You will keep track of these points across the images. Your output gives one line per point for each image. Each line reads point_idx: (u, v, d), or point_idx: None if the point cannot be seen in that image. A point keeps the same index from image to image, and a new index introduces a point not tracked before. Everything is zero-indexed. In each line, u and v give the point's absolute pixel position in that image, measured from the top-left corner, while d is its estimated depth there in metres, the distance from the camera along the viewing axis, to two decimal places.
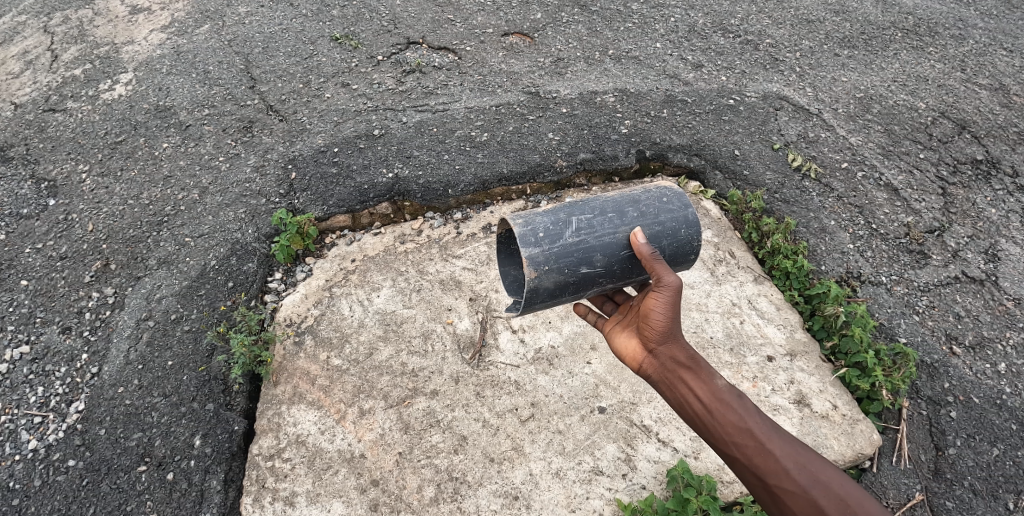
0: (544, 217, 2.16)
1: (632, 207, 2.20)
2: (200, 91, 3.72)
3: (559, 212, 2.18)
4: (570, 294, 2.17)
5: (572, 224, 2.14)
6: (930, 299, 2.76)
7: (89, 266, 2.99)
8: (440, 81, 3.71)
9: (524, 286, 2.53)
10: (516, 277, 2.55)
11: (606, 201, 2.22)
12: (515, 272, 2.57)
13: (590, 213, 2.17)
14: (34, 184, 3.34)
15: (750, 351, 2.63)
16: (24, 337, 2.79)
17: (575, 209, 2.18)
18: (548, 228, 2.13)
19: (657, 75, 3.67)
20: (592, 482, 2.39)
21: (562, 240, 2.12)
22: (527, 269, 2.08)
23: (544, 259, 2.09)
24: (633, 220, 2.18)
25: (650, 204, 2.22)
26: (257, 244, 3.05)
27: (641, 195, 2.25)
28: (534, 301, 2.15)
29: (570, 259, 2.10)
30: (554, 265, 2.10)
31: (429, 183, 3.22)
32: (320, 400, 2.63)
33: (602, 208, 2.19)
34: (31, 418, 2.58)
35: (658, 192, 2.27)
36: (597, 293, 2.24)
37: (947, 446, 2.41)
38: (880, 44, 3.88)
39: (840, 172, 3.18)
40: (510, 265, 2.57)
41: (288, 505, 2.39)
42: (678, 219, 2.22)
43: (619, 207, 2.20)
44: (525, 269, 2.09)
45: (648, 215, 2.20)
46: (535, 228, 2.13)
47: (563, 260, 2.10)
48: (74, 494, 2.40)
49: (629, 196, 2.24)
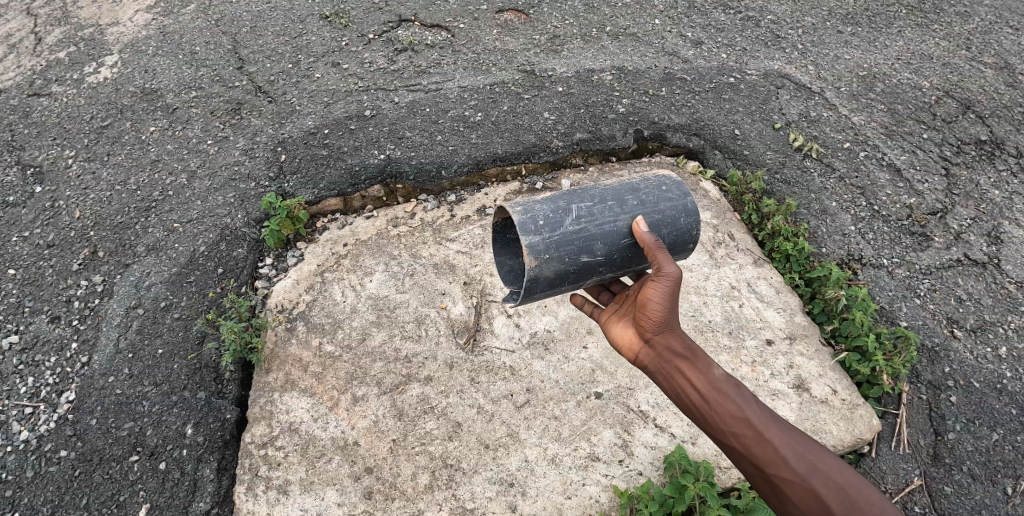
0: (544, 204, 2.10)
1: (632, 195, 2.16)
2: (187, 73, 3.63)
3: (559, 200, 2.12)
4: (569, 283, 2.11)
5: (572, 212, 2.09)
6: (932, 282, 2.71)
7: (77, 254, 2.94)
8: (434, 60, 3.63)
9: (520, 277, 2.46)
10: (512, 266, 2.49)
11: (607, 191, 2.16)
12: (510, 262, 2.49)
13: (590, 200, 2.12)
14: (21, 171, 3.26)
15: (749, 335, 2.59)
16: (13, 327, 2.74)
17: (576, 198, 2.13)
18: (548, 216, 2.07)
19: (656, 52, 3.58)
20: (589, 468, 2.35)
21: (564, 228, 2.06)
22: (527, 257, 2.02)
23: (544, 247, 2.03)
24: (634, 209, 2.12)
25: (651, 194, 2.17)
26: (248, 230, 3.00)
27: (641, 183, 2.20)
28: (533, 291, 2.09)
29: (571, 247, 2.05)
30: (554, 254, 2.04)
31: (422, 164, 3.16)
32: (313, 387, 2.59)
33: (601, 196, 2.13)
34: (22, 409, 2.54)
35: (658, 182, 2.22)
36: (595, 283, 2.18)
37: (946, 430, 2.38)
38: (884, 21, 3.78)
39: (842, 152, 3.12)
40: (502, 255, 2.50)
41: (282, 493, 2.36)
42: (678, 208, 2.17)
43: (619, 195, 2.15)
44: (525, 258, 2.03)
45: (650, 206, 2.14)
46: (536, 217, 2.07)
47: (564, 249, 2.05)
48: (67, 485, 2.38)
49: (629, 185, 2.18)
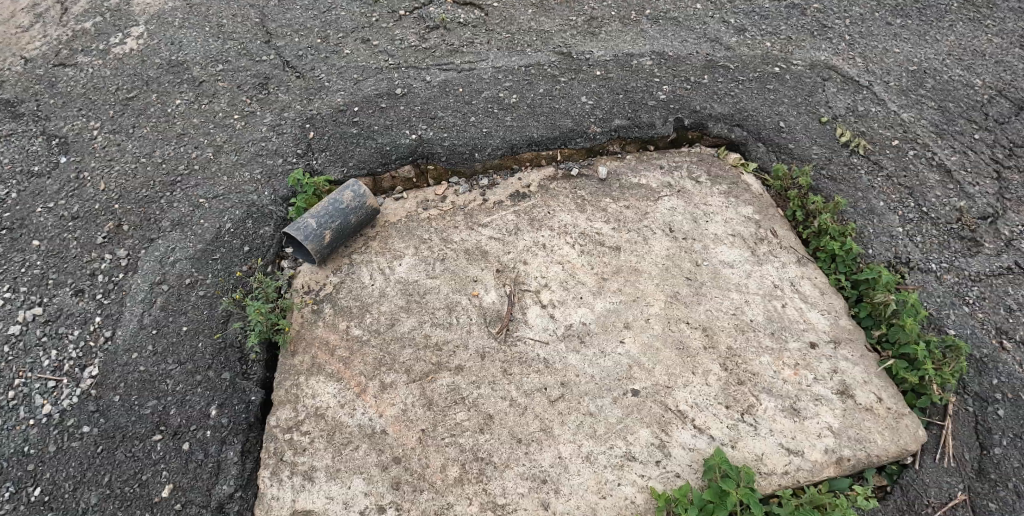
0: (314, 224, 2.69)
1: (338, 202, 2.75)
2: (213, 46, 3.53)
3: (310, 216, 2.70)
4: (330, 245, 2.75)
5: (322, 226, 2.70)
6: (981, 289, 2.61)
7: (101, 227, 2.87)
8: (466, 39, 3.52)
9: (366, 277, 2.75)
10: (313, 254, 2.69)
11: (345, 212, 2.75)
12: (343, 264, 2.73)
13: (327, 217, 2.71)
14: (45, 141, 3.18)
15: (792, 336, 2.52)
16: (36, 299, 2.68)
17: (328, 217, 2.71)
18: (315, 229, 2.69)
19: (697, 38, 3.46)
20: (624, 467, 2.27)
21: (321, 236, 2.69)
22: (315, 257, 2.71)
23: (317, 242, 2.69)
24: (336, 207, 2.73)
25: (365, 207, 2.81)
26: (274, 208, 2.92)
27: (341, 198, 2.76)
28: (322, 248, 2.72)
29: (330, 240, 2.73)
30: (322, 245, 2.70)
31: (454, 146, 3.07)
32: (340, 372, 2.53)
33: (331, 212, 2.72)
34: (45, 382, 2.49)
35: (351, 189, 2.78)
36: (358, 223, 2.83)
37: (992, 445, 2.30)
38: (935, 14, 3.62)
39: (891, 150, 3.00)
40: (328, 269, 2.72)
41: (307, 479, 2.31)
42: (354, 200, 2.77)
43: (336, 208, 2.73)
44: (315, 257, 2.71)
45: (352, 208, 2.77)
46: (317, 241, 2.69)
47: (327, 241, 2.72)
48: (89, 461, 2.33)
49: (340, 201, 2.75)
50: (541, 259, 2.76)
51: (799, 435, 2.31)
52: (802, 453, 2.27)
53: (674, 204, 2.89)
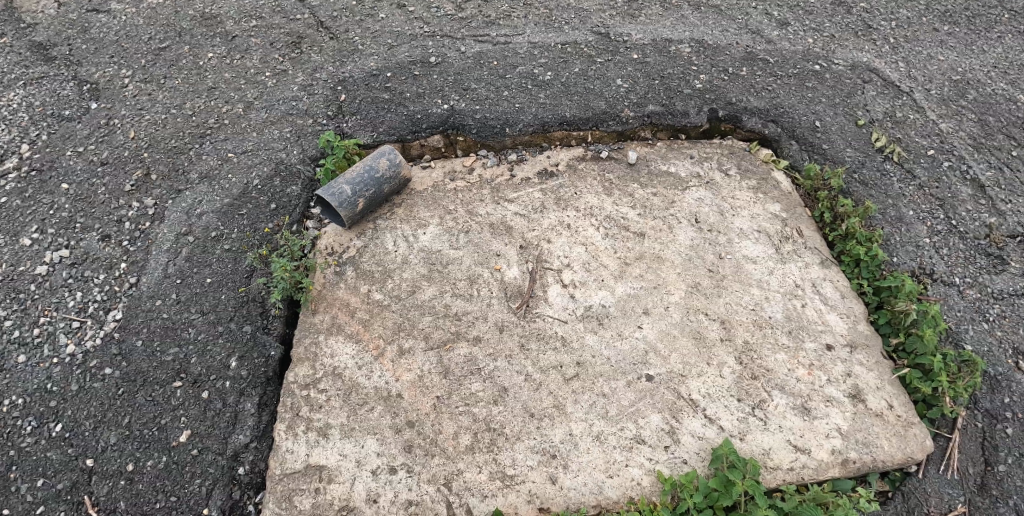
0: (347, 190, 2.72)
1: (372, 170, 2.77)
2: (248, 1, 3.53)
3: (344, 182, 2.73)
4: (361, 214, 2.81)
5: (356, 193, 2.73)
6: (1003, 307, 2.60)
7: (129, 175, 2.90)
8: (504, 11, 3.49)
9: (398, 243, 2.79)
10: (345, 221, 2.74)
11: (379, 182, 2.78)
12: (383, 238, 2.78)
13: (360, 185, 2.74)
14: (77, 86, 3.20)
15: (809, 337, 2.53)
16: (64, 242, 2.72)
17: (363, 185, 2.75)
18: (348, 195, 2.71)
19: (738, 28, 3.42)
20: (633, 450, 2.31)
21: (355, 202, 2.73)
22: (348, 224, 2.76)
23: (350, 209, 2.73)
24: (370, 176, 2.76)
25: (398, 177, 2.84)
26: (302, 167, 2.94)
27: (375, 166, 2.78)
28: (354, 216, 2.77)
29: (362, 208, 2.78)
30: (354, 212, 2.75)
31: (486, 119, 3.06)
32: (359, 334, 2.57)
33: (365, 179, 2.75)
34: (69, 322, 2.54)
35: (386, 158, 2.80)
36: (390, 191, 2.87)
37: (998, 461, 2.31)
38: (984, 24, 3.56)
39: (925, 159, 2.98)
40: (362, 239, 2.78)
41: (322, 436, 2.36)
42: (388, 169, 2.80)
43: (370, 177, 2.76)
44: (348, 224, 2.76)
45: (386, 179, 2.80)
46: (351, 208, 2.73)
47: (358, 209, 2.76)
48: (110, 402, 2.39)
49: (374, 169, 2.77)
50: (565, 240, 2.77)
51: (807, 433, 2.34)
52: (809, 452, 2.30)
53: (701, 195, 2.89)
